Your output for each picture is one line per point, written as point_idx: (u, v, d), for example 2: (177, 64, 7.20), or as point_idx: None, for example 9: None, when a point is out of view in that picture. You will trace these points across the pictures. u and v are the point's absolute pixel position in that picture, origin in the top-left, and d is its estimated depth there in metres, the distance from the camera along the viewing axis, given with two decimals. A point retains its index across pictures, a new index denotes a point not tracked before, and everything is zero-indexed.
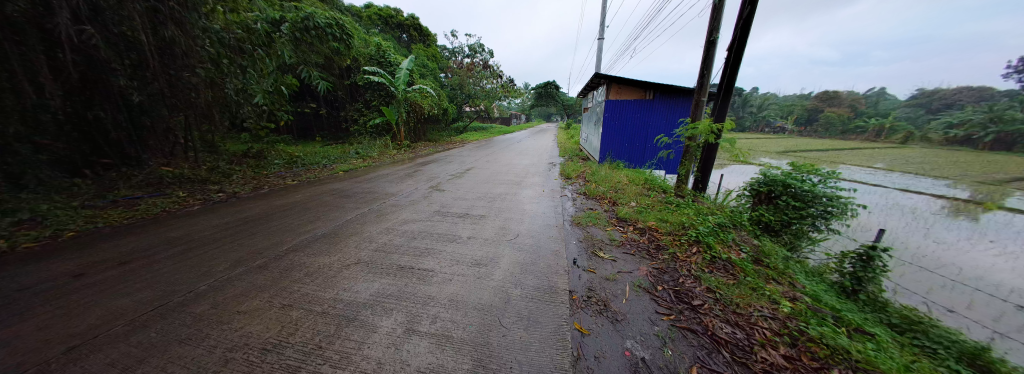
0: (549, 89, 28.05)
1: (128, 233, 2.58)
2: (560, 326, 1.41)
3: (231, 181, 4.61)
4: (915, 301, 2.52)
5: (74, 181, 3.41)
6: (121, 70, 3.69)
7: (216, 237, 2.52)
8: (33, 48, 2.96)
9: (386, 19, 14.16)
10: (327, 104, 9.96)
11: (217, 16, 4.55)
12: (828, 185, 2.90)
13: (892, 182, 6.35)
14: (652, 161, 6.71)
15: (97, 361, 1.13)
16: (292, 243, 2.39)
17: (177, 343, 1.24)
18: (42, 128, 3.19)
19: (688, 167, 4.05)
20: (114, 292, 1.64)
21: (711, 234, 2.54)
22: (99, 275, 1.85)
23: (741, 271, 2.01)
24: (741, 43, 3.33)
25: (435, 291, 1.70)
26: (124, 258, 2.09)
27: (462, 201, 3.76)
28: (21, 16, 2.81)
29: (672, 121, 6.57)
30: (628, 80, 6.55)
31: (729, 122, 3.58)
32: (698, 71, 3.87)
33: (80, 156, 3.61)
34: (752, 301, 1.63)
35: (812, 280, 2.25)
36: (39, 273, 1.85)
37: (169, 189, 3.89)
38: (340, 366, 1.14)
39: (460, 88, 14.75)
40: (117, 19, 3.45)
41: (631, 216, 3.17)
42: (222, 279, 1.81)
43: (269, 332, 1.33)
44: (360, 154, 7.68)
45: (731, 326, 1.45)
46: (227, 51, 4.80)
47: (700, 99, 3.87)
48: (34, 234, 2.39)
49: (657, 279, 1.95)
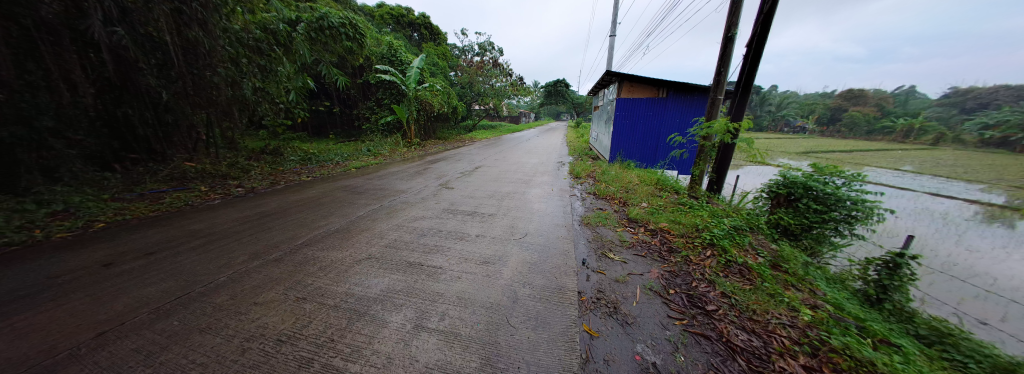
0: (559, 87, 28.24)
1: (151, 226, 2.69)
2: (568, 327, 1.40)
3: (250, 176, 4.76)
4: (944, 313, 2.37)
5: (104, 175, 3.59)
6: (147, 70, 3.91)
7: (235, 230, 2.62)
8: (65, 47, 3.23)
9: (398, 18, 14.33)
10: (340, 102, 10.22)
11: (237, 17, 4.69)
12: (852, 188, 2.75)
13: (921, 186, 5.99)
14: (665, 161, 6.53)
15: (123, 346, 1.19)
16: (306, 238, 2.46)
17: (197, 332, 1.29)
18: (75, 124, 3.40)
19: (702, 167, 3.92)
20: (139, 282, 1.73)
21: (727, 237, 2.46)
22: (126, 265, 1.94)
23: (758, 276, 1.94)
24: (762, 38, 3.18)
25: (443, 288, 1.71)
26: (149, 249, 2.19)
27: (471, 199, 3.78)
28: (55, 17, 3.08)
29: (687, 120, 6.38)
30: (641, 78, 6.36)
31: (747, 121, 3.42)
32: (715, 68, 3.73)
33: (109, 152, 3.82)
34: (770, 308, 1.57)
35: (833, 287, 2.14)
36: (70, 262, 1.96)
37: (191, 184, 4.05)
38: (351, 359, 1.16)
39: (470, 86, 14.87)
40: (143, 20, 3.63)
41: (642, 216, 3.11)
42: (240, 271, 1.87)
43: (284, 324, 1.37)
44: (372, 151, 7.80)
45: (746, 333, 1.40)
46: (247, 50, 4.96)
47: (717, 98, 3.74)
48: (67, 225, 2.55)
49: (669, 283, 1.91)
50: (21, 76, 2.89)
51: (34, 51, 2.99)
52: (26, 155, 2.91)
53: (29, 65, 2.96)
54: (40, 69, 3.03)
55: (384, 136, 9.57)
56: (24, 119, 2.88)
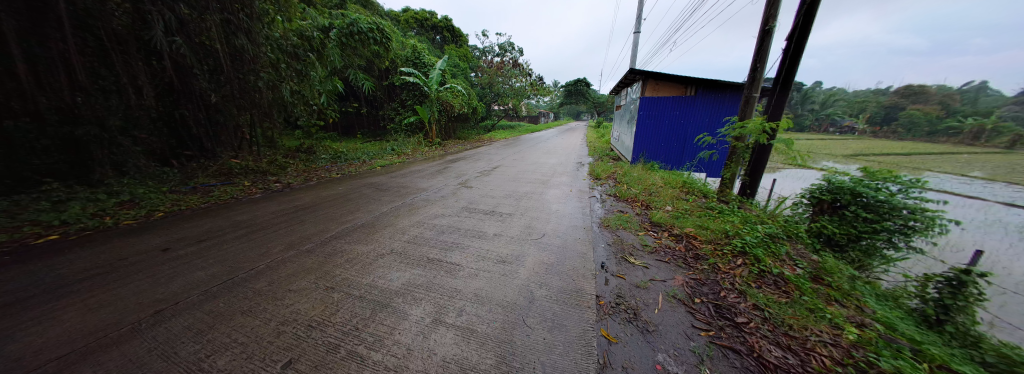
0: (579, 87, 27.79)
1: (200, 216, 2.97)
2: (585, 331, 1.37)
3: (287, 172, 5.12)
4: (1020, 339, 2.04)
5: (163, 170, 4.00)
6: (200, 75, 4.34)
7: (273, 222, 2.83)
8: (133, 56, 3.67)
9: (422, 21, 14.84)
10: (367, 103, 10.72)
11: (277, 25, 5.08)
12: (910, 195, 2.47)
13: (995, 194, 5.24)
14: (692, 163, 6.20)
15: (177, 323, 1.33)
16: (335, 231, 2.60)
17: (240, 313, 1.41)
18: (140, 124, 3.83)
19: (734, 170, 3.69)
20: (191, 265, 1.92)
21: (760, 245, 2.30)
22: (181, 250, 2.17)
23: (795, 289, 1.80)
24: (805, 30, 2.94)
25: (461, 285, 1.74)
26: (201, 237, 2.43)
27: (489, 198, 3.82)
28: (124, 29, 3.50)
29: (717, 120, 6.01)
30: (667, 75, 6.12)
31: (786, 121, 3.16)
32: (751, 64, 3.49)
33: (169, 149, 4.29)
34: (809, 324, 1.45)
35: (885, 304, 1.92)
36: (134, 247, 2.21)
37: (236, 179, 4.42)
38: (374, 348, 1.22)
39: (490, 87, 15.03)
40: (197, 30, 4.05)
41: (666, 220, 2.98)
42: (277, 260, 2.01)
43: (314, 311, 1.45)
44: (395, 150, 8.10)
45: (780, 349, 1.30)
46: (286, 56, 5.34)
47: (752, 96, 3.50)
48: (132, 213, 2.88)
49: (695, 291, 1.81)
50: (96, 81, 3.34)
51: (106, 58, 3.42)
52: (99, 151, 3.35)
53: (103, 72, 3.39)
54: (111, 74, 3.47)
55: (407, 136, 9.92)
56: (97, 119, 3.33)
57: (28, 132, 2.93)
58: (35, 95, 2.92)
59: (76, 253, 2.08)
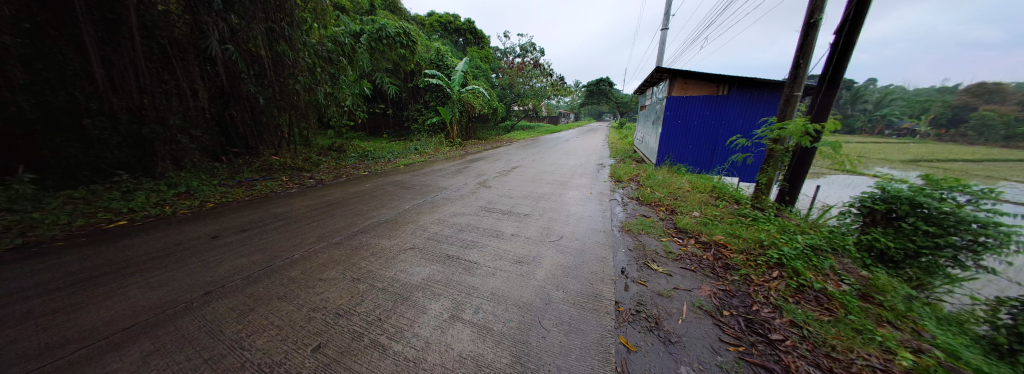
0: (601, 87, 27.16)
1: (244, 208, 3.25)
2: (603, 337, 1.34)
3: (319, 169, 5.46)
4: None
5: (214, 165, 4.41)
6: (247, 79, 4.75)
7: (306, 216, 3.02)
8: (190, 62, 4.12)
9: (446, 24, 15.24)
10: (393, 105, 11.17)
11: (314, 32, 5.38)
12: (983, 207, 2.16)
13: None
14: (723, 167, 5.80)
15: (223, 304, 1.46)
16: (361, 226, 2.73)
17: (276, 298, 1.53)
18: (196, 123, 4.26)
19: (771, 175, 3.43)
20: (236, 252, 2.11)
21: (800, 258, 2.12)
22: (227, 237, 2.39)
23: (840, 307, 1.63)
24: (857, 21, 2.67)
25: (479, 283, 1.76)
26: (244, 227, 2.66)
27: (508, 198, 3.83)
28: (184, 38, 4.00)
29: (753, 121, 5.59)
30: (696, 74, 5.84)
31: (833, 122, 2.88)
32: (793, 60, 3.23)
33: (219, 146, 4.73)
34: (855, 346, 1.31)
35: (951, 329, 1.69)
36: (188, 233, 2.46)
37: (275, 174, 4.78)
38: (395, 339, 1.26)
39: (510, 88, 15.10)
40: (245, 38, 4.45)
41: (693, 226, 2.84)
42: (309, 251, 2.15)
43: (342, 300, 1.54)
44: (418, 150, 8.35)
45: (820, 371, 1.19)
46: (320, 61, 5.57)
47: (794, 94, 3.23)
48: (188, 204, 3.21)
49: (723, 303, 1.71)
50: (160, 85, 3.81)
51: (168, 64, 3.89)
52: (161, 146, 3.78)
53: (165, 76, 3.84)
54: (173, 79, 3.94)
55: (429, 136, 10.22)
56: (159, 118, 3.77)
57: (103, 130, 3.35)
58: (110, 97, 3.35)
59: (142, 238, 2.36)
